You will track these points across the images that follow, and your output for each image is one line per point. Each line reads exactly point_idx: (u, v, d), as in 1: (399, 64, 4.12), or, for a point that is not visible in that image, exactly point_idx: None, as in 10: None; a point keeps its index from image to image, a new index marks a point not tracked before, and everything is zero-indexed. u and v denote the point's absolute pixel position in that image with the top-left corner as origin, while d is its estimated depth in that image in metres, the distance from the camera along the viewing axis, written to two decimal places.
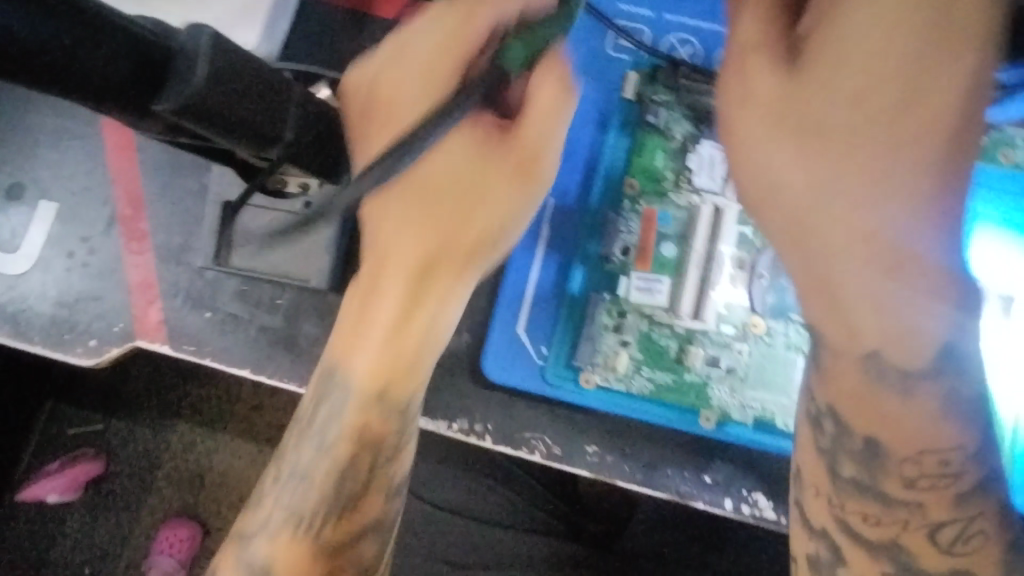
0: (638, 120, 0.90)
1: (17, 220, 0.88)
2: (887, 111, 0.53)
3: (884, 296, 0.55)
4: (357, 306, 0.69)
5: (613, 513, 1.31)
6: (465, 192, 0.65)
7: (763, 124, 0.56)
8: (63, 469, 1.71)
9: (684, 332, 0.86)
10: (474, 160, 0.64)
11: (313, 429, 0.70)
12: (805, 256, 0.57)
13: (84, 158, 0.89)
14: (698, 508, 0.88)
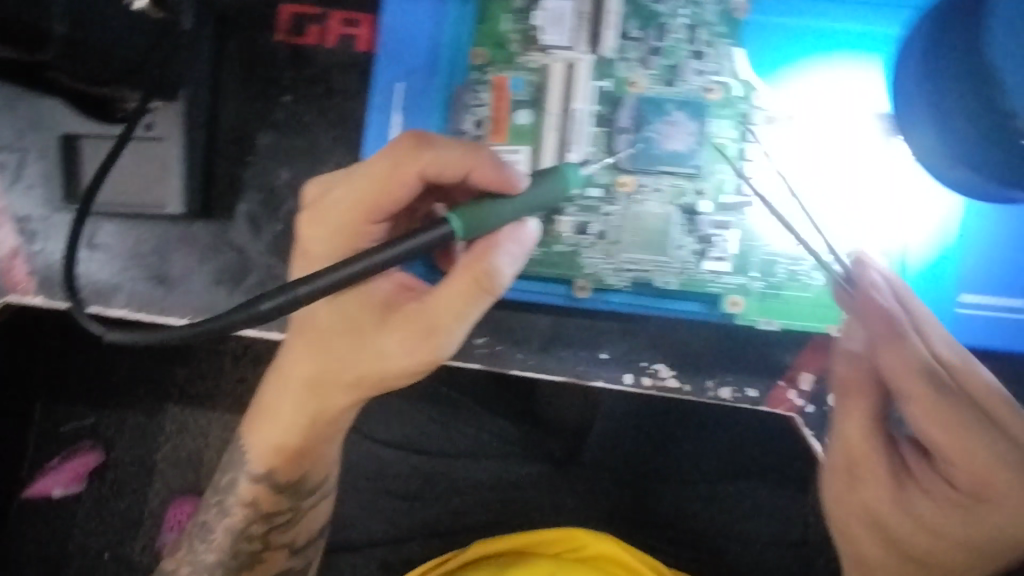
0: (584, 123, 1.08)
1: (106, 271, 1.22)
2: (994, 446, 0.90)
3: (952, 417, 0.90)
4: (309, 388, 1.14)
5: (568, 424, 1.77)
6: (373, 352, 1.04)
7: (924, 420, 0.90)
8: (63, 464, 1.93)
9: (632, 278, 1.10)
10: (394, 340, 1.01)
11: (285, 424, 1.18)
12: (925, 423, 0.90)
13: (140, 228, 1.23)
14: (613, 382, 1.19)
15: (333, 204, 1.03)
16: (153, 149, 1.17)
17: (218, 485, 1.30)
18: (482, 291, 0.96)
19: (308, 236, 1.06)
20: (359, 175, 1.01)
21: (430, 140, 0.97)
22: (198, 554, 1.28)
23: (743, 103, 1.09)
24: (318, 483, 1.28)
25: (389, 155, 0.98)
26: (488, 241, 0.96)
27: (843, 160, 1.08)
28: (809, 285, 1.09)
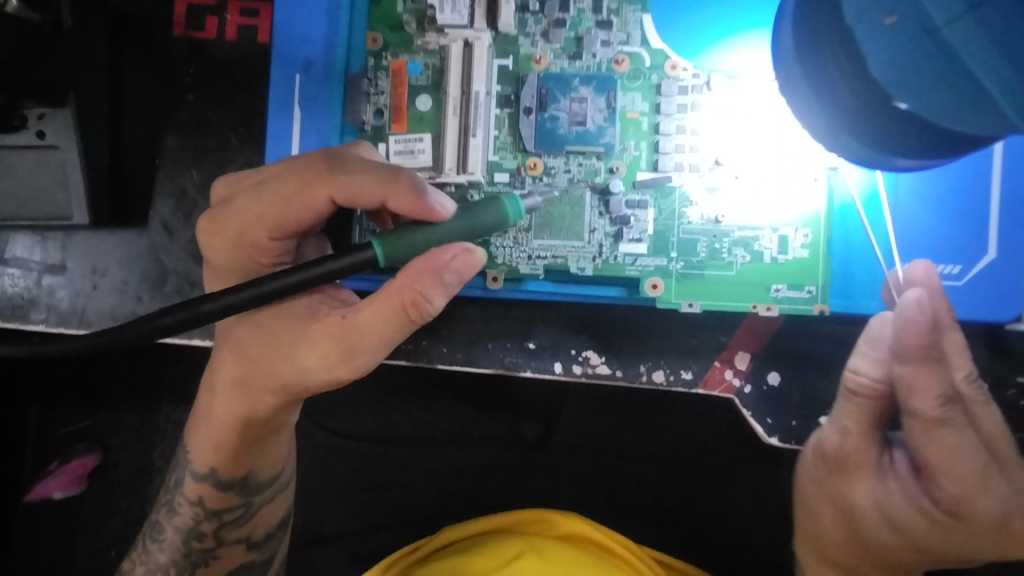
0: (486, 106, 1.03)
1: (23, 286, 1.19)
2: (965, 463, 0.86)
3: (960, 446, 0.86)
4: (239, 393, 0.96)
5: (536, 408, 1.63)
6: (298, 360, 0.87)
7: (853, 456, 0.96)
8: (59, 467, 1.68)
9: (546, 266, 1.04)
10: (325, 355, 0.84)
11: (221, 426, 1.00)
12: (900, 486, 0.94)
13: (55, 241, 1.20)
14: (542, 372, 1.15)
15: (234, 220, 0.87)
16: (51, 158, 1.13)
17: (168, 484, 1.09)
18: (406, 318, 0.80)
19: (212, 247, 0.91)
20: (263, 192, 0.86)
21: (343, 160, 0.84)
22: (150, 556, 1.07)
23: (654, 74, 1.04)
24: (269, 479, 1.09)
25: (295, 176, 0.84)
26: (424, 261, 0.78)
27: (762, 128, 1.02)
28: (732, 263, 1.03)
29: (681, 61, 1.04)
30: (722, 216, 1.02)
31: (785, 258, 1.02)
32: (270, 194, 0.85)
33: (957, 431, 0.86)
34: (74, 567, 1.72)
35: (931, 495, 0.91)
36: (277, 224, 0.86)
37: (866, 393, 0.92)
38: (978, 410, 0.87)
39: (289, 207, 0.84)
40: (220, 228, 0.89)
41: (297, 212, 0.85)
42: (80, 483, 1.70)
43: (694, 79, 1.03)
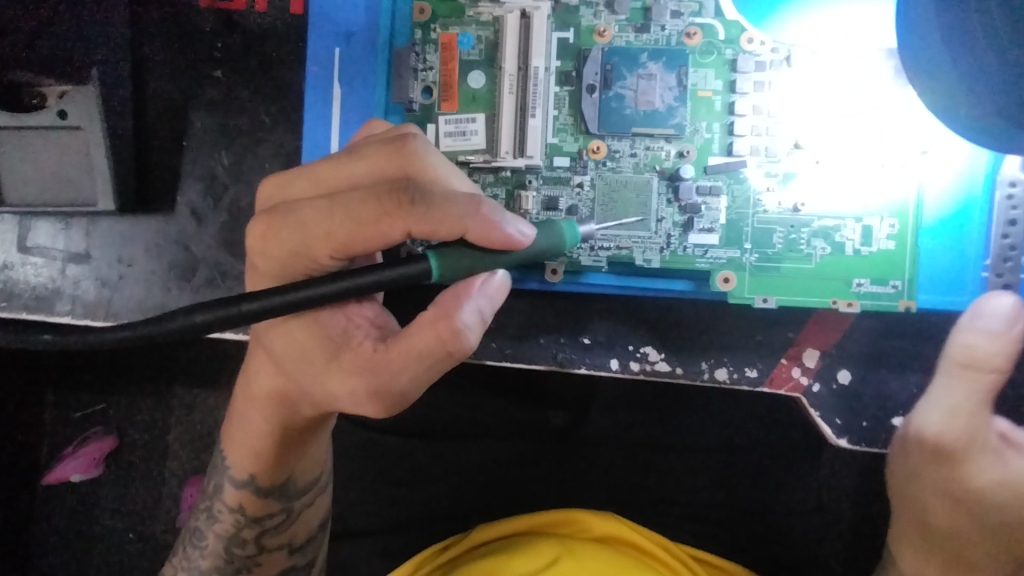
0: (545, 83, 0.95)
1: (46, 276, 1.11)
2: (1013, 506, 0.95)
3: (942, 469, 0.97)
4: (276, 406, 0.88)
5: (570, 395, 1.51)
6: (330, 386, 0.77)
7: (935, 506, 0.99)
8: (77, 450, 1.62)
9: (609, 258, 0.97)
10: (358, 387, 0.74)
11: (257, 433, 0.93)
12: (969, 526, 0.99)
13: (78, 227, 1.13)
14: (597, 370, 1.08)
15: (294, 236, 0.71)
16: (74, 138, 1.06)
17: (207, 489, 1.04)
18: (443, 356, 0.71)
19: (263, 256, 0.74)
20: (333, 212, 0.68)
21: (429, 190, 0.67)
22: (193, 561, 1.02)
23: (729, 48, 0.95)
24: (308, 483, 1.03)
25: (370, 200, 0.67)
26: (453, 296, 0.69)
27: (849, 108, 0.93)
28: (811, 255, 0.95)
29: (759, 34, 0.94)
30: (802, 204, 0.94)
31: (868, 250, 0.94)
32: (335, 213, 0.68)
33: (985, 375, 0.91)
34: (93, 558, 1.64)
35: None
36: (339, 247, 0.69)
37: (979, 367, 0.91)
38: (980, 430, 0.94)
39: (357, 235, 0.68)
40: (264, 237, 0.73)
41: (365, 242, 0.68)
42: (100, 466, 1.64)
43: (772, 54, 0.94)
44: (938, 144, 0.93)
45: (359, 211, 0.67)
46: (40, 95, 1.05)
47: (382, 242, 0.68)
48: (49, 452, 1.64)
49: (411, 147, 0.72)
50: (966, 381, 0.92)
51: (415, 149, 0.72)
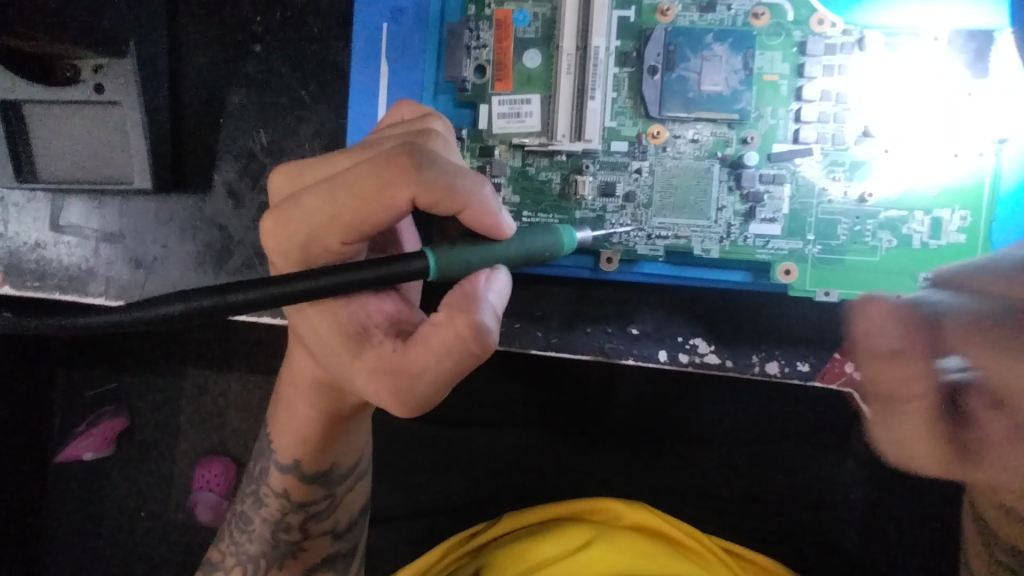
0: (605, 64, 0.91)
1: (79, 255, 1.08)
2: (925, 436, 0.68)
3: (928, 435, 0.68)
4: (320, 393, 0.86)
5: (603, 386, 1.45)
6: (350, 379, 0.73)
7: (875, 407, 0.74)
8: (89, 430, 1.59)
9: (667, 247, 0.94)
10: (374, 384, 0.70)
11: (305, 420, 0.91)
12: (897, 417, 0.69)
13: (112, 206, 1.09)
14: (644, 361, 1.04)
15: (302, 224, 0.66)
16: (111, 113, 1.02)
17: (252, 474, 1.02)
18: (465, 354, 0.67)
19: (277, 254, 0.70)
20: (336, 190, 0.65)
21: (433, 155, 0.64)
22: (239, 545, 1.01)
23: (798, 30, 0.91)
24: (351, 469, 1.01)
25: (374, 172, 0.63)
26: (461, 295, 0.66)
27: (920, 94, 0.89)
28: (876, 247, 0.92)
29: (831, 15, 0.90)
30: (869, 195, 0.91)
31: (938, 243, 0.91)
32: (335, 188, 0.64)
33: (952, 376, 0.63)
34: (114, 537, 1.63)
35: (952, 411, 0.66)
36: (343, 225, 0.65)
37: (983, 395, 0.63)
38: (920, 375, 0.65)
39: (361, 208, 0.64)
40: (276, 235, 0.68)
41: (370, 214, 0.64)
42: (111, 445, 1.61)
43: (843, 36, 0.90)
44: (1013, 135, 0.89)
45: (360, 183, 0.64)
46: (73, 67, 1.01)
47: (387, 211, 0.64)
48: (66, 430, 1.62)
49: (416, 134, 0.70)
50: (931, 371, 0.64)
51: (422, 134, 0.70)
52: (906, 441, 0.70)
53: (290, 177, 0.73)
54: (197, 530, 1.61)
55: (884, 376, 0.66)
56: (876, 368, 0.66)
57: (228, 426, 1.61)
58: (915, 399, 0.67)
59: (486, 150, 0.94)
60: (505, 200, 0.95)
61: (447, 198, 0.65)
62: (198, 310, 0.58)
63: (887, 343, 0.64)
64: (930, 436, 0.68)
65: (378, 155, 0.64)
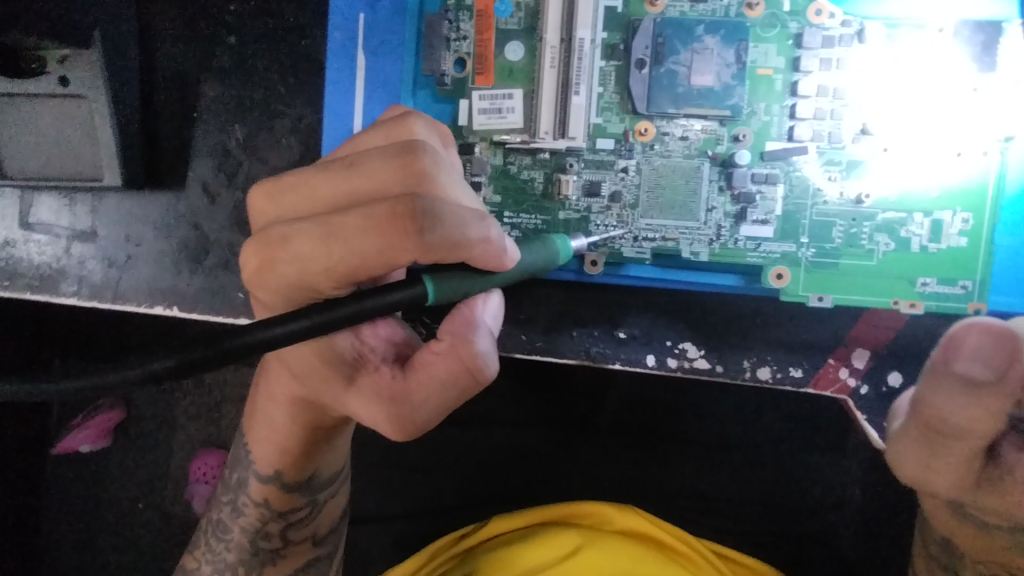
0: (591, 56, 0.87)
1: (50, 255, 1.05)
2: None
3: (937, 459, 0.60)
4: (301, 407, 0.83)
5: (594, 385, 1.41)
6: (344, 405, 0.70)
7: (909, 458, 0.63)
8: (82, 424, 1.58)
9: (654, 249, 0.90)
10: (372, 410, 0.67)
11: (283, 432, 0.88)
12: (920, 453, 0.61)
13: (84, 204, 1.06)
14: (631, 366, 1.01)
15: (291, 269, 0.62)
16: (78, 108, 0.98)
17: (229, 481, 0.99)
18: (468, 382, 0.65)
19: (263, 288, 0.66)
20: (329, 241, 0.59)
21: (435, 209, 0.58)
22: (216, 554, 0.98)
23: (794, 21, 0.86)
24: (332, 476, 0.99)
25: (371, 229, 0.58)
26: (462, 320, 0.66)
27: (922, 90, 0.85)
28: (873, 251, 0.88)
29: (829, 5, 0.85)
30: (867, 195, 0.86)
31: (937, 246, 0.86)
32: (329, 237, 0.59)
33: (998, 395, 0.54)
34: (100, 534, 1.61)
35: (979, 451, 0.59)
36: (334, 273, 0.60)
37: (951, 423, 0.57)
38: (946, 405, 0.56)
39: (356, 264, 0.59)
40: (261, 269, 0.64)
41: (365, 270, 0.59)
42: (108, 437, 1.60)
43: (842, 28, 0.86)
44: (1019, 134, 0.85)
45: (356, 237, 0.58)
46: (40, 60, 0.95)
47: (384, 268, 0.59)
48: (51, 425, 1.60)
49: (408, 154, 0.61)
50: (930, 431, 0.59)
51: (413, 155, 0.61)
52: (932, 469, 0.60)
53: (276, 190, 0.65)
54: (182, 527, 1.59)
55: (946, 405, 0.56)
56: (941, 393, 0.55)
57: (222, 419, 1.58)
58: (973, 437, 0.56)
59: (466, 147, 0.90)
60: (486, 199, 0.91)
61: (451, 253, 0.60)
62: (188, 364, 0.53)
63: (967, 368, 0.53)
64: (961, 467, 0.60)
65: (379, 208, 0.58)
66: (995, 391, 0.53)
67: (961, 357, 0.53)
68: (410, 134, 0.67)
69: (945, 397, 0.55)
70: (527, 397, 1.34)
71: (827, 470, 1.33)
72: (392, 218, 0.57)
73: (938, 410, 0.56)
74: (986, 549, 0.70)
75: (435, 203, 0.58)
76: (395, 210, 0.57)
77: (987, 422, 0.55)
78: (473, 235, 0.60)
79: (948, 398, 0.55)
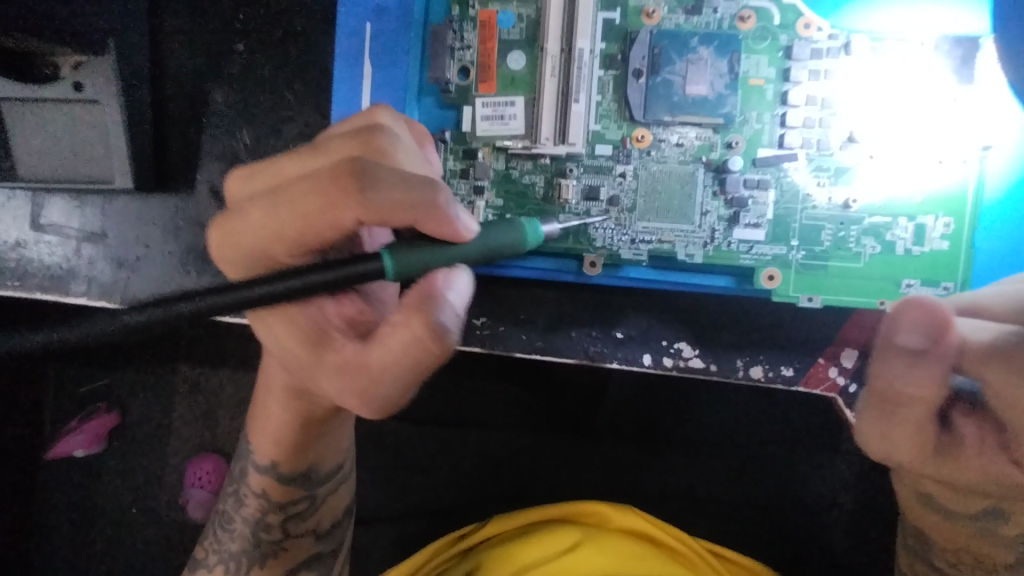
0: (590, 66, 0.91)
1: (60, 255, 1.07)
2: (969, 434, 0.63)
3: (890, 434, 0.64)
4: (295, 397, 0.85)
5: None
6: (318, 385, 0.72)
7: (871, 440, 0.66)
8: (82, 426, 1.59)
9: (650, 251, 0.93)
10: (341, 387, 0.68)
11: (280, 424, 0.91)
12: (885, 433, 0.64)
13: (95, 206, 1.08)
14: (629, 364, 1.04)
15: (249, 239, 0.65)
16: (90, 112, 1.00)
17: (233, 473, 1.02)
18: (425, 352, 0.63)
19: (227, 262, 0.69)
20: (281, 209, 0.62)
21: (375, 169, 0.59)
22: (221, 545, 1.01)
23: (785, 34, 0.90)
24: (333, 470, 1.01)
25: (314, 190, 0.60)
26: (418, 291, 0.62)
27: (907, 99, 0.89)
28: (860, 254, 0.92)
29: (817, 19, 0.90)
30: (854, 200, 0.90)
31: (921, 250, 0.90)
32: (281, 204, 0.62)
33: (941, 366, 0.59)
34: (94, 533, 1.62)
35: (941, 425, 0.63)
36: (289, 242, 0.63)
37: (903, 401, 0.61)
38: (901, 380, 0.60)
39: (305, 229, 0.61)
40: (223, 243, 0.67)
41: (316, 234, 0.62)
42: (103, 441, 1.61)
43: (830, 41, 0.89)
44: (1000, 142, 0.89)
45: (309, 203, 0.60)
46: (53, 65, 0.98)
47: (331, 231, 0.61)
48: (52, 423, 1.61)
49: (366, 134, 0.64)
50: (884, 415, 0.63)
51: (369, 135, 0.64)
52: (891, 441, 0.64)
53: (248, 174, 0.70)
54: (181, 528, 1.60)
55: (897, 377, 0.60)
56: (891, 364, 0.61)
57: (223, 420, 1.59)
58: (924, 404, 0.60)
59: (469, 152, 0.94)
60: (488, 202, 0.94)
61: (398, 214, 0.60)
62: (150, 318, 0.62)
63: (908, 339, 0.59)
64: (918, 442, 0.63)
65: (327, 171, 0.60)
66: (932, 360, 0.59)
67: (904, 331, 0.59)
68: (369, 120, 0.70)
69: (892, 371, 0.61)
70: (525, 397, 1.37)
71: (819, 470, 1.36)
72: (335, 178, 0.59)
73: (890, 378, 0.61)
74: (963, 538, 0.73)
75: (379, 167, 0.60)
76: (340, 171, 0.59)
77: (935, 389, 0.59)
78: (422, 196, 0.60)
79: (899, 367, 0.60)
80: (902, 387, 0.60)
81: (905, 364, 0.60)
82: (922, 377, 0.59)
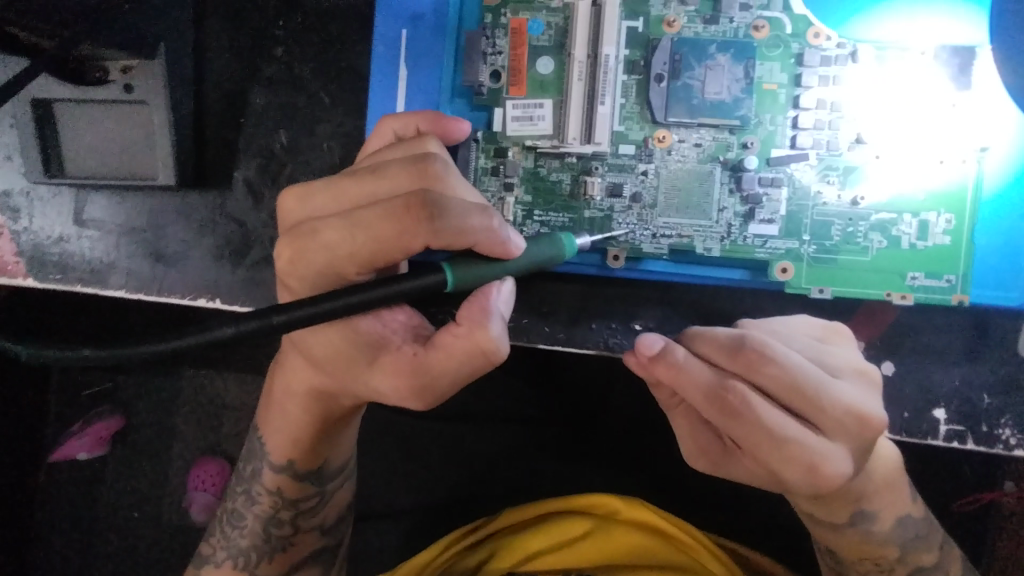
0: (615, 71, 0.97)
1: (101, 250, 1.11)
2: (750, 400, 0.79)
3: (763, 437, 0.76)
4: (317, 397, 0.89)
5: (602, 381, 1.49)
6: (364, 386, 0.78)
7: (692, 450, 0.86)
8: (83, 430, 1.62)
9: (670, 246, 0.99)
10: (395, 388, 0.74)
11: (294, 420, 0.95)
12: (749, 425, 0.76)
13: (135, 202, 1.12)
14: None
15: (320, 257, 0.70)
16: (137, 112, 1.07)
17: (242, 472, 1.05)
18: (482, 362, 0.72)
19: (293, 276, 0.73)
20: (353, 231, 0.67)
21: (444, 201, 0.66)
22: (231, 540, 1.03)
23: (796, 42, 0.96)
24: (340, 468, 1.06)
25: (389, 218, 0.66)
26: (478, 306, 0.70)
27: (911, 104, 0.95)
28: (867, 248, 0.97)
29: (826, 30, 0.96)
30: (862, 198, 0.96)
31: (924, 244, 0.96)
32: (353, 228, 0.67)
33: (761, 365, 0.79)
34: (108, 528, 1.64)
35: (773, 393, 0.79)
36: (368, 262, 0.69)
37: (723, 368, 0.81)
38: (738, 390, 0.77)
39: (379, 252, 0.67)
40: (291, 258, 0.71)
41: (384, 255, 0.68)
42: (105, 445, 1.63)
43: (838, 49, 0.96)
44: (995, 144, 0.96)
45: (383, 229, 0.66)
46: (103, 70, 1.05)
47: (400, 254, 0.67)
48: (70, 420, 1.63)
49: (422, 159, 0.70)
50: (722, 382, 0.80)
51: (425, 160, 0.70)
52: (731, 420, 0.77)
53: (306, 189, 0.73)
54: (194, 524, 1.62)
55: (716, 364, 0.82)
56: (714, 355, 0.82)
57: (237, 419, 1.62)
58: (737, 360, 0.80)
59: (500, 151, 0.99)
60: (517, 199, 1.00)
61: (464, 239, 0.67)
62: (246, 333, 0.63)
63: (723, 339, 0.82)
64: (745, 421, 0.76)
65: (402, 200, 0.66)
66: (672, 375, 0.80)
67: (646, 347, 0.81)
68: (416, 140, 0.76)
69: (666, 379, 0.80)
70: (541, 392, 1.41)
71: None
72: (409, 210, 0.65)
73: (751, 401, 0.76)
74: None
75: (446, 199, 0.67)
76: (417, 203, 0.65)
77: (742, 361, 0.80)
78: (479, 223, 0.68)
79: (712, 353, 0.82)
80: (724, 363, 0.81)
81: (718, 353, 0.82)
82: (728, 355, 0.81)
